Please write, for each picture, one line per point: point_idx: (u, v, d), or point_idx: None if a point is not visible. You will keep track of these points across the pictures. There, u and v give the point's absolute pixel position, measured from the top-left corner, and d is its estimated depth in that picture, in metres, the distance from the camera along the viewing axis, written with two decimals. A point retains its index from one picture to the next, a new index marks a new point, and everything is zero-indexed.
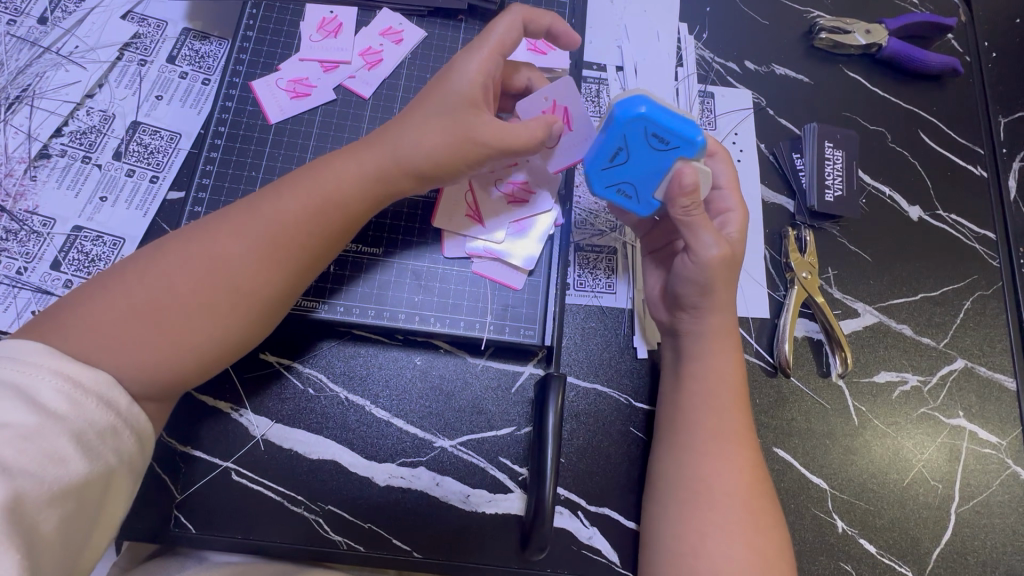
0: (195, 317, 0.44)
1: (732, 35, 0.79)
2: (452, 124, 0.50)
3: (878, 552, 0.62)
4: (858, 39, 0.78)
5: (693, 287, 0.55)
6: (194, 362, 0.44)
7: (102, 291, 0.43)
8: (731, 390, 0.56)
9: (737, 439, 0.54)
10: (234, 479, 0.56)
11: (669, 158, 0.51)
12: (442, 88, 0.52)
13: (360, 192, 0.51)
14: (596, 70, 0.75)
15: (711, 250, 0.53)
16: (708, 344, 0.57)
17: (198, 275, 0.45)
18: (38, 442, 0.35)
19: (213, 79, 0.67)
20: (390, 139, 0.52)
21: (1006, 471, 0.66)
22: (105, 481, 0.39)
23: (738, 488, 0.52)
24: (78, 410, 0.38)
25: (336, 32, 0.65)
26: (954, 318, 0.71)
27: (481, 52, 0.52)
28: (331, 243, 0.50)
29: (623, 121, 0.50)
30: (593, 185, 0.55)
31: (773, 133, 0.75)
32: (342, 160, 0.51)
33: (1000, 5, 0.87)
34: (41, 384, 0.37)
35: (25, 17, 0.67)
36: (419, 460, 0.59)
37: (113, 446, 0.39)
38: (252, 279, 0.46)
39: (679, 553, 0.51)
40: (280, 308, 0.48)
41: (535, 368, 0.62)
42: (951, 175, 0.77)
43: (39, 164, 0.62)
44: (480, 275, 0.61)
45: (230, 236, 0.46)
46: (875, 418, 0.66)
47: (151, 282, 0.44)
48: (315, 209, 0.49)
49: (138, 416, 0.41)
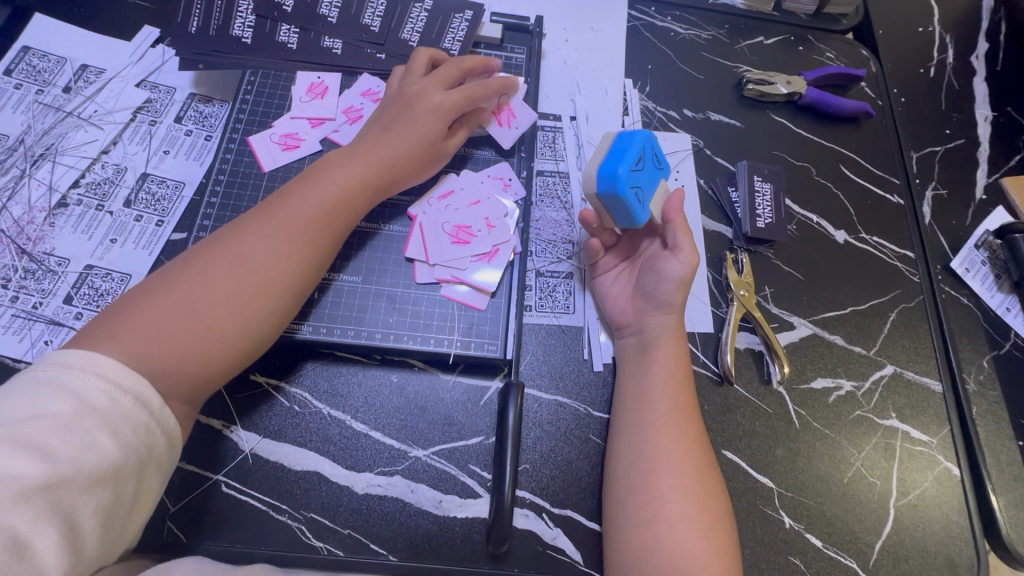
0: (236, 299, 0.55)
1: (672, 88, 0.91)
2: (410, 136, 0.68)
3: (823, 546, 0.67)
4: (781, 89, 0.90)
5: (674, 286, 0.67)
6: (238, 339, 0.55)
7: (151, 295, 0.54)
8: (678, 373, 0.66)
9: (688, 417, 0.63)
10: (224, 491, 0.62)
11: (660, 179, 0.69)
12: (399, 111, 0.70)
13: (354, 196, 0.65)
14: (552, 119, 0.85)
15: (692, 253, 0.67)
16: (666, 336, 0.67)
17: (234, 267, 0.57)
18: (79, 433, 0.42)
19: (215, 135, 0.77)
20: (371, 152, 0.67)
21: (938, 467, 0.72)
22: (138, 470, 0.46)
23: (686, 457, 0.61)
24: (117, 407, 0.45)
25: (323, 94, 0.75)
26: (881, 328, 0.79)
27: (422, 83, 0.71)
28: (336, 233, 0.63)
29: (645, 140, 0.65)
30: (626, 184, 0.63)
31: (711, 170, 0.86)
32: (333, 169, 0.65)
33: (906, 57, 1.00)
34: (88, 385, 0.45)
35: (51, 87, 0.76)
36: (395, 469, 0.64)
37: (145, 441, 0.46)
38: (283, 264, 0.59)
39: (642, 519, 0.58)
40: (304, 287, 0.60)
41: (500, 382, 0.68)
42: (872, 203, 0.87)
43: (58, 212, 0.70)
44: (448, 299, 0.69)
45: (254, 236, 0.59)
46: (814, 422, 0.73)
47: (187, 290, 0.54)
48: (321, 214, 0.62)
49: (168, 418, 0.49)
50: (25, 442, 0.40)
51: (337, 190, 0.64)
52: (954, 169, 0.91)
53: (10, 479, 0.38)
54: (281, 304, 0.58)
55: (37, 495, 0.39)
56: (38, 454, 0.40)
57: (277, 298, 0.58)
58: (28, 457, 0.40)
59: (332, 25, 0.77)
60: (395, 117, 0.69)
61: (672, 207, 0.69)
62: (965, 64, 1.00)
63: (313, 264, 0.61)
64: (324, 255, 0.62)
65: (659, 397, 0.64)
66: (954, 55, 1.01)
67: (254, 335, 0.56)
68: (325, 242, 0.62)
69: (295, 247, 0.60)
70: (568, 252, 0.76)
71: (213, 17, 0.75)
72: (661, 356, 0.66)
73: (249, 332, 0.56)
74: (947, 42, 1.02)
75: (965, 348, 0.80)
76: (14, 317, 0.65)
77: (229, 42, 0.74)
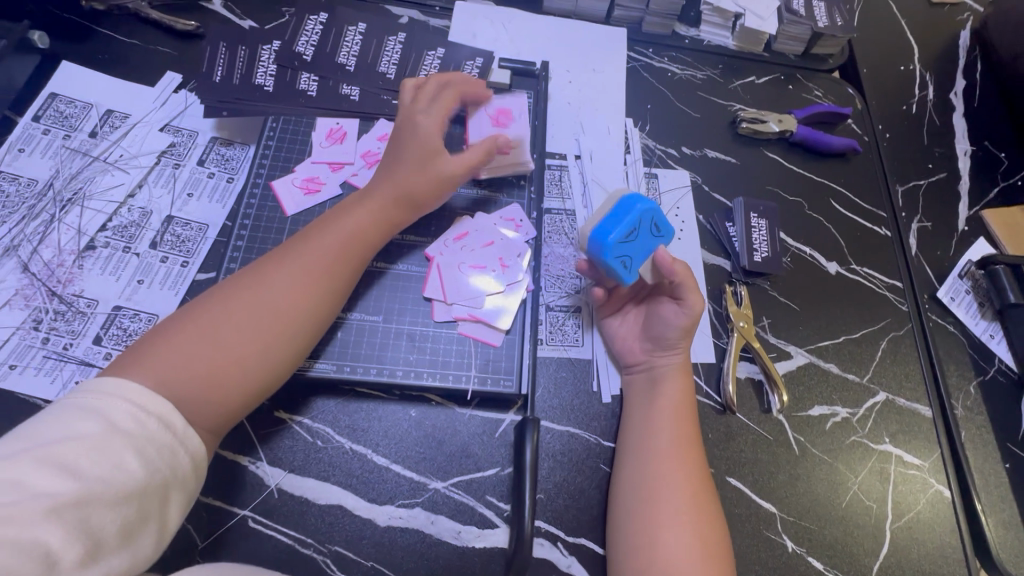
0: (260, 332, 0.58)
1: (670, 127, 0.95)
2: (417, 161, 0.71)
3: (824, 568, 0.70)
4: (773, 128, 0.95)
5: (679, 331, 0.71)
6: (258, 365, 0.58)
7: (177, 325, 0.57)
8: (682, 405, 0.69)
9: (690, 448, 0.67)
10: (250, 526, 0.64)
11: (657, 244, 0.70)
12: (402, 139, 0.73)
13: (367, 227, 0.68)
14: (558, 158, 0.89)
15: (697, 305, 0.70)
16: (674, 373, 0.71)
17: (257, 302, 0.60)
18: (107, 452, 0.45)
19: (236, 178, 0.80)
20: (384, 185, 0.71)
21: (931, 489, 0.76)
22: (162, 491, 0.48)
23: (686, 487, 0.64)
24: (143, 428, 0.48)
25: (342, 139, 0.78)
26: (873, 357, 0.83)
27: (418, 107, 0.74)
28: (352, 267, 0.66)
29: (640, 210, 0.67)
30: (606, 254, 0.67)
31: (709, 206, 0.90)
32: (349, 207, 0.69)
33: (889, 95, 1.06)
34: (115, 409, 0.48)
35: (78, 132, 0.79)
36: (415, 501, 0.66)
37: (169, 462, 0.49)
38: (300, 294, 0.62)
39: (639, 545, 0.62)
40: (324, 319, 0.64)
41: (515, 415, 0.71)
42: (861, 235, 0.92)
43: (86, 255, 0.73)
44: (465, 335, 0.72)
45: (275, 271, 0.62)
46: (813, 447, 0.76)
47: (210, 319, 0.57)
48: (337, 247, 0.66)
49: (192, 439, 0.51)
50: (57, 462, 0.43)
51: (353, 227, 0.67)
52: (937, 202, 0.97)
53: (42, 496, 0.41)
54: (301, 337, 0.61)
55: (66, 510, 0.41)
56: (68, 473, 0.43)
57: (298, 331, 0.61)
58: (59, 475, 0.43)
59: (350, 73, 0.81)
60: (400, 147, 0.72)
61: (665, 266, 0.70)
62: (945, 101, 1.06)
63: (331, 298, 0.64)
64: (341, 289, 0.65)
65: (662, 428, 0.68)
66: (934, 92, 1.07)
67: (276, 367, 0.59)
68: (342, 276, 0.65)
69: (314, 282, 0.63)
70: (576, 286, 0.80)
71: (236, 67, 0.79)
72: (667, 389, 0.70)
73: (271, 364, 0.59)
74: (927, 80, 1.08)
75: (952, 375, 0.84)
76: (46, 358, 0.67)
77: (251, 90, 0.78)
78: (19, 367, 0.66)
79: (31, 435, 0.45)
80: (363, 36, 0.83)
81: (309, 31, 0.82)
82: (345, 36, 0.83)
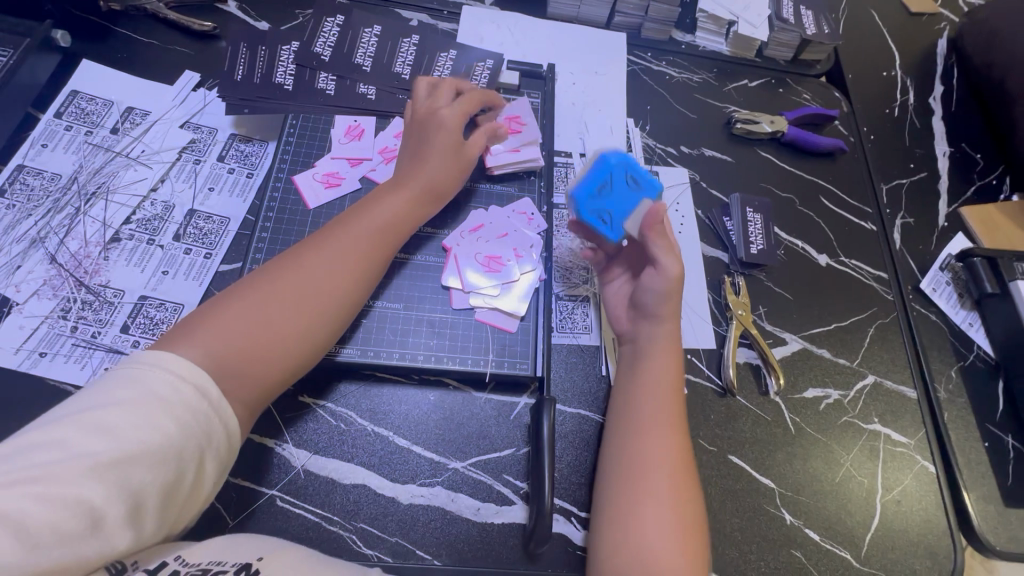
0: (300, 312, 0.60)
1: (670, 127, 1.00)
2: (450, 157, 0.75)
3: (820, 539, 0.75)
4: (766, 128, 1.00)
5: (657, 298, 0.72)
6: (297, 346, 0.59)
7: (220, 304, 0.57)
8: (668, 384, 0.69)
9: (673, 426, 0.67)
10: (278, 505, 0.66)
11: (640, 196, 0.76)
12: (435, 127, 0.75)
13: (402, 217, 0.71)
14: (564, 156, 0.94)
15: (671, 266, 0.71)
16: (660, 349, 0.71)
17: (296, 282, 0.61)
18: (144, 416, 0.45)
19: (256, 173, 0.82)
20: (416, 176, 0.73)
21: (917, 465, 0.81)
22: (198, 455, 0.48)
23: (666, 464, 0.64)
24: (178, 395, 0.48)
25: (360, 136, 0.82)
26: (862, 343, 0.88)
27: (459, 104, 0.77)
28: (382, 254, 0.68)
29: (617, 163, 0.77)
30: (583, 203, 0.76)
31: (707, 201, 0.95)
32: (385, 196, 0.71)
33: (872, 99, 1.12)
34: (153, 376, 0.48)
35: (100, 128, 0.81)
36: (436, 480, 0.70)
37: (204, 427, 0.48)
38: (340, 279, 0.63)
39: (616, 521, 0.61)
40: (356, 303, 0.65)
41: (529, 398, 0.75)
42: (849, 229, 0.97)
43: (112, 247, 0.75)
44: (482, 322, 0.76)
45: (311, 256, 0.63)
46: (808, 427, 0.81)
47: (255, 298, 0.58)
48: (373, 235, 0.68)
49: (227, 410, 0.51)
50: (97, 424, 0.44)
51: (385, 216, 0.69)
52: (919, 198, 1.03)
53: (83, 456, 0.42)
54: (335, 318, 0.63)
55: (106, 470, 0.42)
56: (108, 434, 0.44)
57: (333, 313, 0.63)
58: (97, 436, 0.43)
59: (366, 73, 0.85)
60: (431, 135, 0.74)
61: (650, 219, 0.73)
62: (924, 105, 1.12)
63: (364, 283, 0.66)
64: (372, 273, 0.67)
65: (646, 404, 0.68)
66: (914, 97, 1.13)
67: (311, 347, 0.60)
68: (374, 262, 0.67)
69: (352, 265, 0.65)
70: (584, 277, 0.84)
71: (257, 66, 0.82)
72: (651, 366, 0.70)
73: (310, 344, 0.60)
74: (908, 85, 1.14)
75: (935, 359, 0.90)
76: (75, 345, 0.69)
77: (272, 89, 0.81)
78: (49, 354, 0.68)
79: (76, 401, 0.47)
80: (378, 38, 0.87)
81: (327, 33, 0.86)
82: (362, 38, 0.86)
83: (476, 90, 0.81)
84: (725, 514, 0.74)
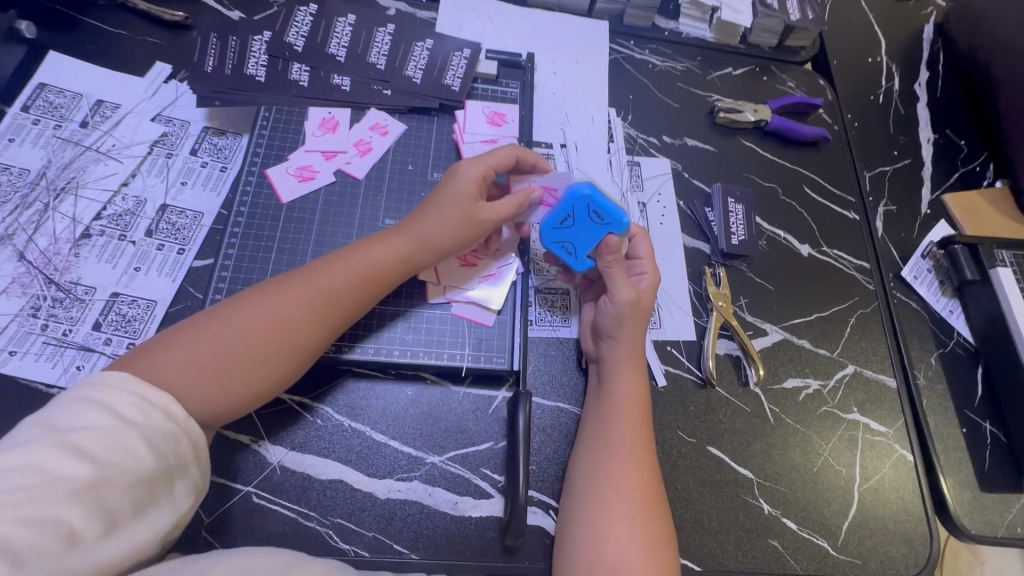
0: (259, 352, 0.58)
1: (652, 117, 0.99)
2: (457, 214, 0.70)
3: (798, 529, 0.75)
4: (749, 117, 0.99)
5: (613, 320, 0.72)
6: (249, 386, 0.58)
7: (182, 332, 0.57)
8: (638, 409, 0.70)
9: (643, 450, 0.67)
10: (254, 502, 0.66)
11: (603, 231, 0.72)
12: (449, 185, 0.72)
13: (390, 267, 0.68)
14: (544, 147, 0.93)
15: (621, 293, 0.72)
16: (621, 367, 0.72)
17: (260, 321, 0.60)
18: (116, 437, 0.47)
19: (230, 166, 0.81)
20: (414, 229, 0.70)
21: (896, 454, 0.82)
22: (169, 474, 0.50)
23: (639, 484, 0.64)
24: (147, 417, 0.49)
25: (334, 129, 0.80)
26: (842, 333, 0.88)
27: (478, 163, 0.72)
28: (359, 301, 0.66)
29: (576, 196, 0.72)
30: (545, 238, 0.74)
31: (689, 191, 0.94)
32: (379, 240, 0.69)
33: (858, 86, 1.11)
34: (120, 398, 0.49)
35: (69, 122, 0.80)
36: (413, 475, 0.69)
37: (173, 448, 0.50)
38: (307, 322, 0.62)
39: (592, 540, 0.62)
40: (324, 331, 0.63)
41: (506, 392, 0.75)
42: (832, 219, 0.97)
43: (82, 243, 0.74)
44: (459, 316, 0.76)
45: (285, 288, 0.62)
46: (787, 417, 0.81)
47: (220, 334, 0.58)
48: (352, 280, 0.65)
49: (193, 428, 0.52)
50: (70, 447, 0.46)
51: (370, 262, 0.67)
52: (902, 187, 1.02)
53: (62, 479, 0.44)
54: (296, 345, 0.61)
55: (85, 492, 0.44)
56: (82, 456, 0.45)
57: (296, 355, 0.61)
58: (75, 459, 0.45)
59: (340, 64, 0.83)
60: (440, 194, 0.72)
61: (606, 251, 0.72)
62: (910, 92, 1.12)
63: (335, 324, 0.64)
64: (343, 300, 0.64)
65: (615, 427, 0.68)
66: (900, 83, 1.12)
67: (266, 372, 0.59)
68: (347, 290, 0.65)
69: (322, 305, 0.63)
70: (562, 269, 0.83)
71: (228, 57, 0.80)
72: (620, 384, 0.71)
73: (264, 384, 0.59)
74: (893, 71, 1.13)
75: (915, 347, 0.90)
76: (46, 344, 0.68)
77: (244, 80, 0.80)
78: (19, 353, 0.67)
79: (39, 422, 0.47)
80: (352, 27, 0.85)
81: (300, 22, 0.84)
82: (335, 27, 0.85)
83: (507, 147, 0.75)
84: (704, 504, 0.74)
